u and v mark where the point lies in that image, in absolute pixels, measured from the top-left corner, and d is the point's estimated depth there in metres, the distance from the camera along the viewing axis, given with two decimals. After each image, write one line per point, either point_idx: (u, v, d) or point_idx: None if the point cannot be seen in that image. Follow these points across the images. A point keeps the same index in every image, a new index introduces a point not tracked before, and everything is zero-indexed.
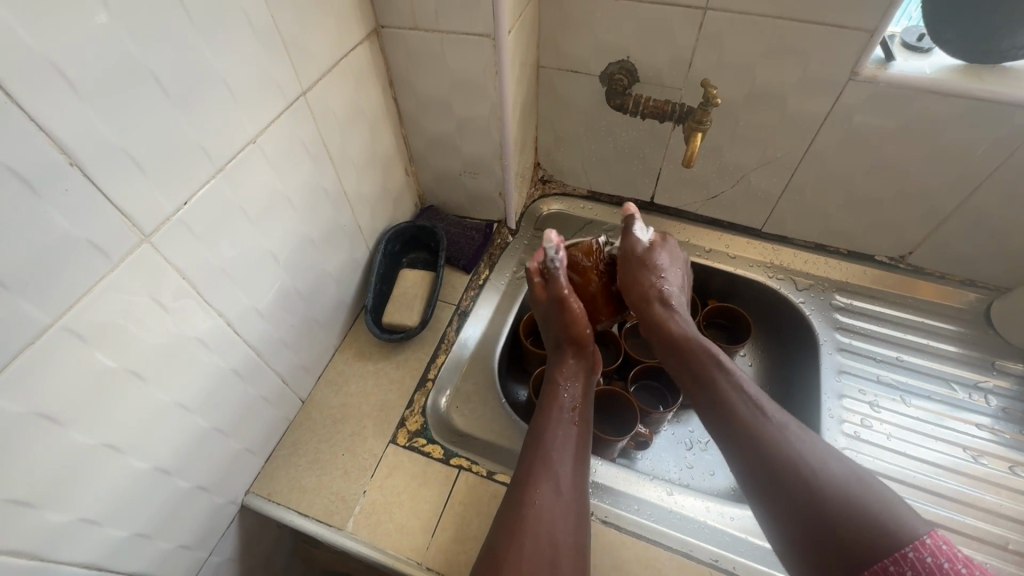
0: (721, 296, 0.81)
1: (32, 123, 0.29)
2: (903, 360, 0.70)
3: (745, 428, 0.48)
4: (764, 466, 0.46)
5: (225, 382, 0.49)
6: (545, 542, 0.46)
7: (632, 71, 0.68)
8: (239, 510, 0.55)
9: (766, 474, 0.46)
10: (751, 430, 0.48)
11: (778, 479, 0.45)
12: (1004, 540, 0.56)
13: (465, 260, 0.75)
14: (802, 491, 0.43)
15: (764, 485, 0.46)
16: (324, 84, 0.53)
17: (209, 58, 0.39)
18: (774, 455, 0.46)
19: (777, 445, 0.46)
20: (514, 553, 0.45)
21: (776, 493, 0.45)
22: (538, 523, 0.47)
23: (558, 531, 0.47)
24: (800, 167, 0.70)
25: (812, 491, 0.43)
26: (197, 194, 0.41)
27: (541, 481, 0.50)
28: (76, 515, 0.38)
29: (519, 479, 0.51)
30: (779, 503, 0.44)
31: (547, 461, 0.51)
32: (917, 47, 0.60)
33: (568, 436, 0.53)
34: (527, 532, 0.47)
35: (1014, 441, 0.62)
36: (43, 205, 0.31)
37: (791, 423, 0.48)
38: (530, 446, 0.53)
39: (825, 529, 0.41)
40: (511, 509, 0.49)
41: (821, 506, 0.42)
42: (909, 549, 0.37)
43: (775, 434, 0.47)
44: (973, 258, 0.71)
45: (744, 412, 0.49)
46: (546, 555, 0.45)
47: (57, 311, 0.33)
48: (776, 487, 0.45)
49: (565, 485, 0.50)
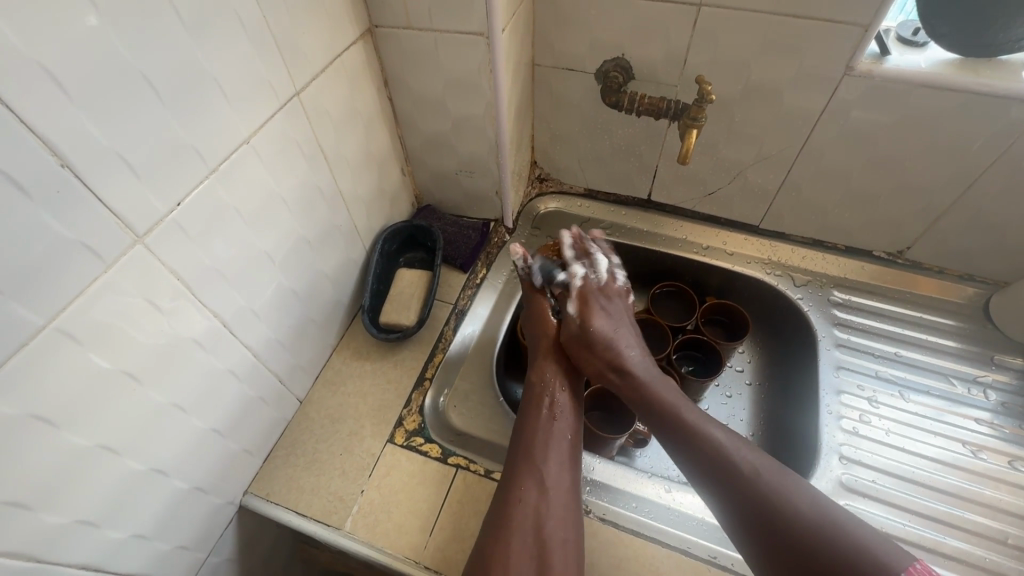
0: (719, 292, 0.81)
1: (23, 126, 0.30)
2: (901, 356, 0.69)
3: (732, 481, 0.47)
4: (751, 518, 0.45)
5: (222, 384, 0.49)
6: (533, 535, 0.47)
7: (627, 68, 0.68)
8: (238, 511, 0.56)
9: (752, 527, 0.45)
10: (736, 483, 0.47)
11: (771, 542, 0.44)
12: (1004, 535, 0.56)
13: (462, 259, 0.75)
14: (783, 539, 0.43)
15: (743, 527, 0.46)
16: (318, 84, 0.53)
17: (200, 59, 0.39)
18: (752, 504, 0.45)
19: (753, 491, 0.46)
20: (502, 547, 0.46)
21: (761, 546, 0.44)
22: (524, 518, 0.48)
23: (546, 528, 0.47)
24: (796, 163, 0.70)
25: (800, 546, 0.42)
26: (190, 195, 0.41)
27: (524, 479, 0.51)
28: (73, 517, 0.38)
29: (507, 475, 0.52)
30: (763, 553, 0.44)
31: (535, 461, 0.52)
32: (913, 42, 0.60)
33: (559, 436, 0.54)
34: (513, 529, 0.47)
35: (1013, 435, 0.62)
36: (34, 207, 0.31)
37: (769, 468, 0.47)
38: (518, 437, 0.54)
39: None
40: (500, 502, 0.50)
41: (806, 559, 0.42)
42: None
43: (769, 495, 0.45)
44: (971, 252, 0.70)
45: (719, 460, 0.48)
46: (535, 548, 0.46)
47: (52, 313, 0.33)
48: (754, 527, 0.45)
49: (552, 486, 0.50)
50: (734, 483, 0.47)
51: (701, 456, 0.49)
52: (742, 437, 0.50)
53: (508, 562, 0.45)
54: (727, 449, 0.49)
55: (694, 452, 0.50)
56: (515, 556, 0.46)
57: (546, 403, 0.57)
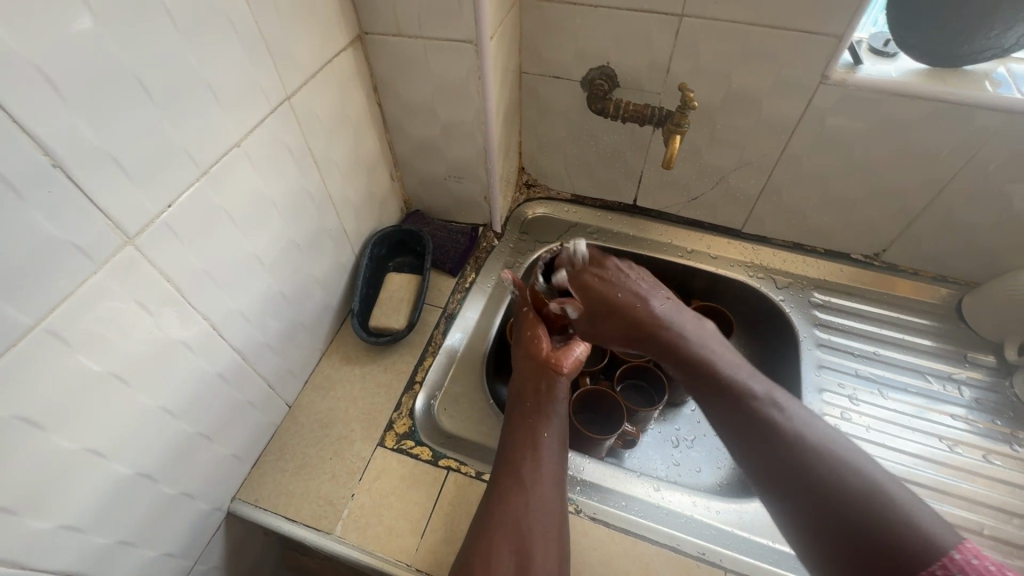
0: (704, 295, 0.83)
1: (24, 134, 0.30)
2: (879, 354, 0.72)
3: (771, 442, 0.44)
4: (791, 484, 0.42)
5: (211, 387, 0.49)
6: (517, 536, 0.47)
7: (612, 76, 0.69)
8: (225, 517, 0.55)
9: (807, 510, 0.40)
10: (783, 445, 0.43)
11: (806, 495, 0.41)
12: (981, 526, 0.57)
13: (452, 264, 0.75)
14: (820, 491, 0.40)
15: (778, 486, 0.43)
16: (308, 89, 0.53)
17: (193, 62, 0.39)
18: (787, 457, 0.43)
19: (789, 442, 0.43)
20: (486, 548, 0.47)
21: (803, 511, 0.41)
22: (509, 520, 0.48)
23: (529, 530, 0.48)
24: (776, 168, 0.72)
25: (843, 509, 0.39)
26: (181, 197, 0.41)
27: (508, 483, 0.51)
28: (57, 521, 0.37)
29: (495, 479, 0.52)
30: (803, 517, 0.40)
31: (522, 464, 0.52)
32: (884, 52, 0.62)
33: (549, 439, 0.54)
34: (495, 531, 0.47)
35: (987, 429, 0.64)
36: (24, 205, 0.31)
37: (808, 421, 0.45)
38: (503, 448, 0.55)
39: (856, 550, 0.37)
40: (485, 506, 0.50)
41: (845, 517, 0.38)
42: (937, 564, 0.33)
43: (803, 447, 0.43)
44: (943, 254, 0.73)
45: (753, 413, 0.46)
46: (518, 547, 0.46)
47: (40, 313, 0.33)
48: (790, 485, 0.42)
49: (531, 483, 0.50)
50: (777, 443, 0.44)
51: (743, 416, 0.47)
52: (785, 395, 0.48)
53: (490, 563, 0.45)
54: (770, 409, 0.46)
55: (737, 412, 0.47)
56: (498, 557, 0.46)
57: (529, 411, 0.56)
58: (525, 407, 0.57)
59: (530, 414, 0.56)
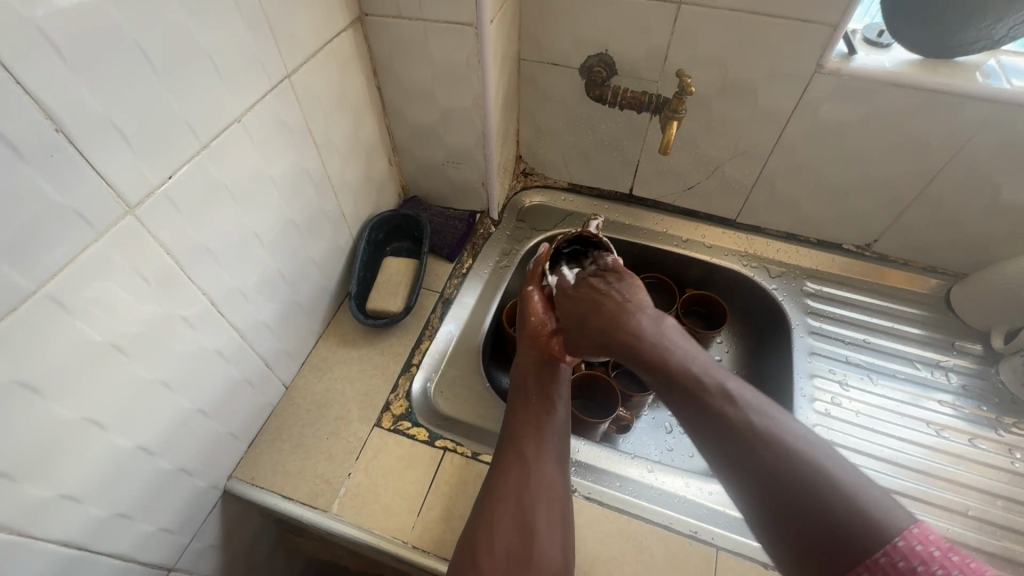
0: (698, 284, 0.84)
1: (25, 94, 0.30)
2: (870, 342, 0.73)
3: (728, 433, 0.42)
4: (752, 476, 0.40)
5: (209, 363, 0.49)
6: (520, 514, 0.49)
7: (610, 63, 0.70)
8: (222, 496, 0.55)
9: (763, 502, 0.39)
10: (733, 436, 0.41)
11: (764, 487, 0.39)
12: (966, 507, 0.59)
13: (449, 249, 0.76)
14: (778, 485, 0.38)
15: (738, 479, 0.40)
16: (308, 69, 0.53)
17: (195, 35, 0.40)
18: (744, 448, 0.40)
19: (745, 433, 0.41)
20: (489, 525, 0.48)
21: (756, 505, 0.39)
22: (512, 498, 0.49)
23: (532, 507, 0.49)
24: (770, 158, 0.73)
25: (793, 501, 0.37)
26: (182, 170, 0.41)
27: (510, 462, 0.52)
28: (57, 490, 0.37)
29: (497, 458, 0.53)
30: (758, 511, 0.39)
31: (524, 444, 0.53)
32: (877, 42, 0.63)
33: (552, 422, 0.55)
34: (497, 508, 0.49)
35: (973, 415, 0.66)
36: (27, 168, 0.31)
37: (766, 408, 0.43)
38: (505, 428, 0.55)
39: (808, 544, 0.36)
40: (487, 485, 0.51)
41: (801, 509, 0.37)
42: (880, 554, 0.33)
43: (758, 437, 0.40)
44: (932, 245, 0.74)
45: (711, 401, 0.43)
46: (523, 524, 0.48)
47: (41, 278, 0.33)
48: (749, 477, 0.40)
49: (533, 462, 0.52)
50: (734, 436, 0.41)
51: (702, 407, 0.44)
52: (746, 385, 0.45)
53: (494, 541, 0.47)
54: (722, 396, 0.44)
55: (691, 403, 0.44)
56: (501, 534, 0.48)
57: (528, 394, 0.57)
58: (524, 390, 0.57)
59: (529, 398, 0.56)
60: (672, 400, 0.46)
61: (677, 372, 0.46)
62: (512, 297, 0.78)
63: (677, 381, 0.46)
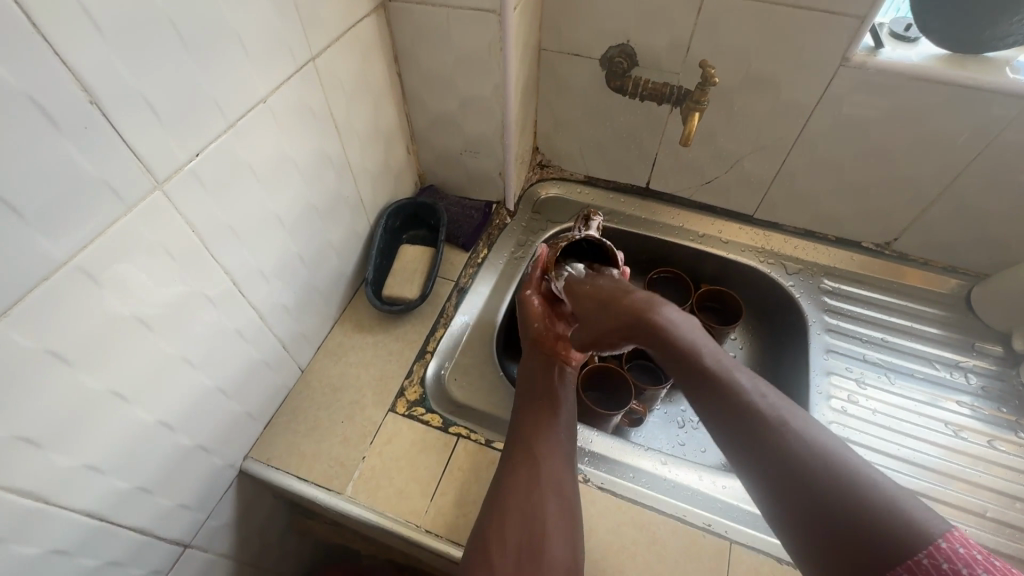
0: (713, 280, 0.83)
1: (58, 60, 0.30)
2: (888, 341, 0.72)
3: (755, 430, 0.40)
4: (782, 476, 0.38)
5: (230, 342, 0.49)
6: (530, 511, 0.49)
7: (632, 55, 0.69)
8: (238, 475, 0.56)
9: (793, 503, 0.37)
10: (759, 433, 0.40)
11: (793, 488, 0.37)
12: (983, 508, 0.58)
13: (465, 238, 0.76)
14: (809, 485, 0.37)
15: (764, 478, 0.39)
16: (332, 52, 0.54)
17: (224, 12, 0.40)
18: (771, 447, 0.39)
19: (772, 433, 0.40)
20: (500, 520, 0.48)
21: (782, 505, 0.38)
22: (524, 496, 0.49)
23: (541, 503, 0.49)
24: (791, 153, 0.72)
25: (822, 503, 0.36)
26: (208, 147, 0.41)
27: (522, 460, 0.52)
28: (82, 460, 0.38)
29: (507, 455, 0.53)
30: (783, 513, 0.38)
31: (535, 442, 0.53)
32: (905, 37, 0.62)
33: (558, 421, 0.55)
34: (509, 504, 0.49)
35: (993, 416, 0.65)
36: (60, 138, 0.31)
37: (792, 408, 0.41)
38: (514, 425, 0.55)
39: (838, 547, 0.35)
40: (498, 481, 0.51)
41: (835, 510, 0.35)
42: (923, 554, 0.31)
43: (786, 437, 0.39)
44: (954, 244, 0.73)
45: (737, 398, 0.42)
46: (533, 521, 0.48)
47: (73, 249, 0.33)
48: (777, 477, 0.38)
49: (545, 460, 0.52)
50: (761, 434, 0.40)
51: (728, 404, 0.42)
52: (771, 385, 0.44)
53: (505, 538, 0.47)
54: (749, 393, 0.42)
55: (716, 399, 0.43)
56: (512, 530, 0.48)
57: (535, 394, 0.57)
58: (535, 390, 0.58)
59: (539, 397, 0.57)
60: (694, 398, 0.45)
61: (698, 368, 0.45)
62: (526, 288, 0.78)
63: (699, 377, 0.45)
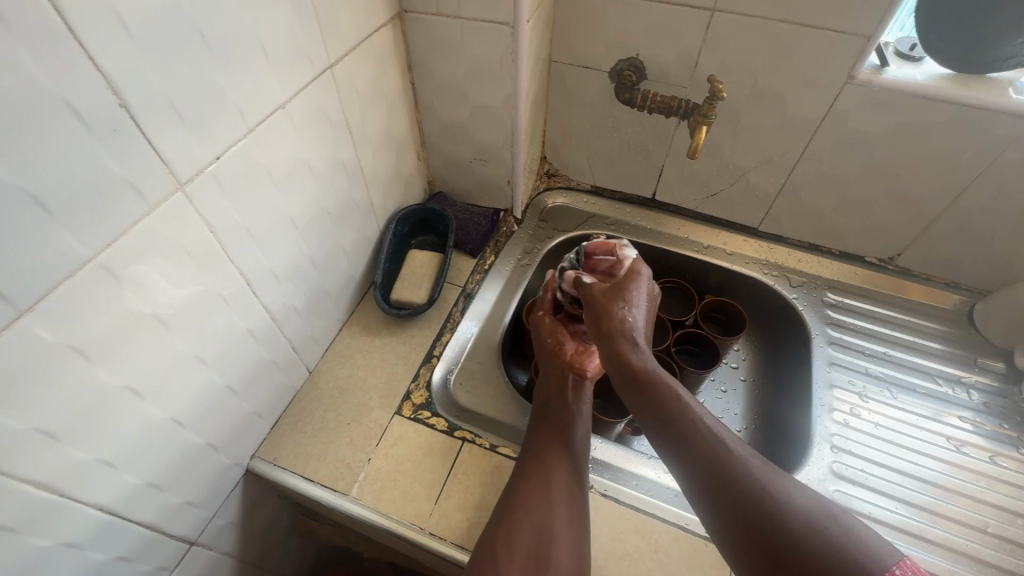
0: (717, 291, 0.84)
1: (89, 61, 0.31)
2: (890, 355, 0.72)
3: (717, 475, 0.42)
4: (744, 520, 0.40)
5: (242, 342, 0.50)
6: (539, 519, 0.49)
7: (641, 68, 0.71)
8: (245, 474, 0.56)
9: (753, 545, 0.40)
10: (723, 469, 0.42)
11: (755, 531, 0.40)
12: (985, 524, 0.58)
13: (472, 245, 0.77)
14: (770, 530, 0.39)
15: (726, 519, 0.41)
16: (349, 61, 0.55)
17: (248, 21, 0.41)
18: (734, 492, 0.41)
19: (737, 478, 0.42)
20: (509, 529, 0.48)
21: (742, 544, 0.40)
22: (532, 506, 0.49)
23: (551, 511, 0.49)
24: (796, 167, 0.73)
25: (784, 546, 0.38)
26: (228, 151, 0.42)
27: (532, 472, 0.52)
28: (97, 455, 0.39)
29: (518, 467, 0.54)
30: (745, 552, 0.40)
31: (546, 454, 0.53)
32: (910, 56, 0.64)
33: (571, 429, 0.55)
34: (518, 513, 0.49)
35: (994, 432, 0.65)
36: (91, 140, 0.32)
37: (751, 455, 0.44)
38: (529, 439, 0.56)
39: None
40: (508, 492, 0.51)
41: (793, 554, 0.38)
42: None
43: (750, 482, 0.41)
44: (957, 260, 0.74)
45: (704, 442, 0.44)
46: (541, 530, 0.48)
47: (97, 248, 0.34)
48: (739, 520, 0.40)
49: (555, 469, 0.52)
50: (725, 480, 0.42)
51: (695, 448, 0.44)
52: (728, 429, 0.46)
53: (513, 545, 0.47)
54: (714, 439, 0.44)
55: (682, 443, 0.44)
56: (520, 536, 0.48)
57: (548, 408, 0.58)
58: (550, 402, 0.58)
59: (552, 411, 0.57)
60: (660, 438, 0.46)
61: (664, 408, 0.46)
62: (532, 295, 0.78)
63: (665, 417, 0.46)
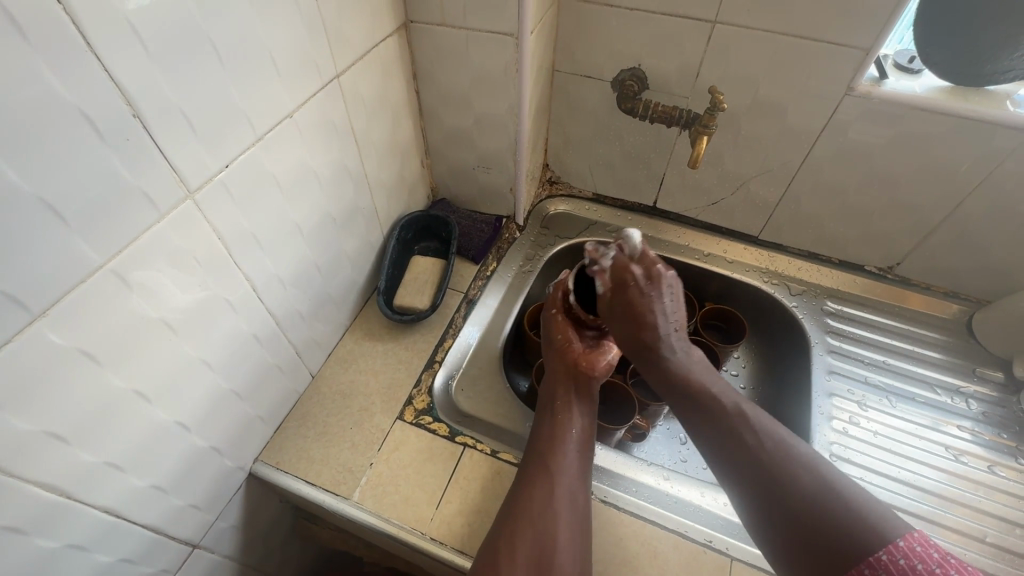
0: (718, 298, 0.84)
1: (105, 73, 0.32)
2: (889, 364, 0.73)
3: (736, 448, 0.46)
4: (765, 487, 0.43)
5: (247, 346, 0.51)
6: (542, 522, 0.49)
7: (643, 78, 0.72)
8: (247, 477, 0.57)
9: (773, 511, 0.42)
10: (744, 444, 0.45)
11: (774, 499, 0.42)
12: (984, 533, 0.58)
13: (475, 251, 0.77)
14: (788, 496, 0.42)
15: (749, 490, 0.44)
16: (356, 70, 0.56)
17: (258, 32, 0.42)
18: (754, 462, 0.44)
19: (756, 450, 0.45)
20: (511, 533, 0.48)
21: (764, 511, 0.43)
22: (534, 510, 0.49)
23: (555, 516, 0.49)
24: (796, 177, 0.74)
25: (801, 510, 0.41)
26: (237, 160, 0.43)
27: (535, 476, 0.52)
28: (104, 457, 0.39)
29: (521, 471, 0.54)
30: (767, 518, 0.43)
31: (549, 456, 0.53)
32: (909, 68, 0.65)
33: (570, 432, 0.55)
34: (521, 516, 0.49)
35: (993, 441, 0.66)
36: (105, 149, 0.33)
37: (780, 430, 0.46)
38: (532, 443, 0.56)
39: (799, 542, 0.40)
40: (511, 497, 0.51)
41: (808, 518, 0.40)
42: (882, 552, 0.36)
43: (772, 454, 0.44)
44: (956, 270, 0.75)
45: (729, 419, 0.47)
46: (545, 534, 0.48)
47: (109, 254, 0.35)
48: (761, 489, 0.43)
49: (560, 473, 0.52)
50: (746, 450, 0.45)
51: (721, 424, 0.47)
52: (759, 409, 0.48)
53: (515, 548, 0.47)
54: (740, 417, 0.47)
55: (708, 421, 0.48)
56: (522, 540, 0.47)
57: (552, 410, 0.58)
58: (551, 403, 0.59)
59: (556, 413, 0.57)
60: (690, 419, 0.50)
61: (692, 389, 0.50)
62: (533, 302, 0.79)
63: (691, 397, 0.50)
